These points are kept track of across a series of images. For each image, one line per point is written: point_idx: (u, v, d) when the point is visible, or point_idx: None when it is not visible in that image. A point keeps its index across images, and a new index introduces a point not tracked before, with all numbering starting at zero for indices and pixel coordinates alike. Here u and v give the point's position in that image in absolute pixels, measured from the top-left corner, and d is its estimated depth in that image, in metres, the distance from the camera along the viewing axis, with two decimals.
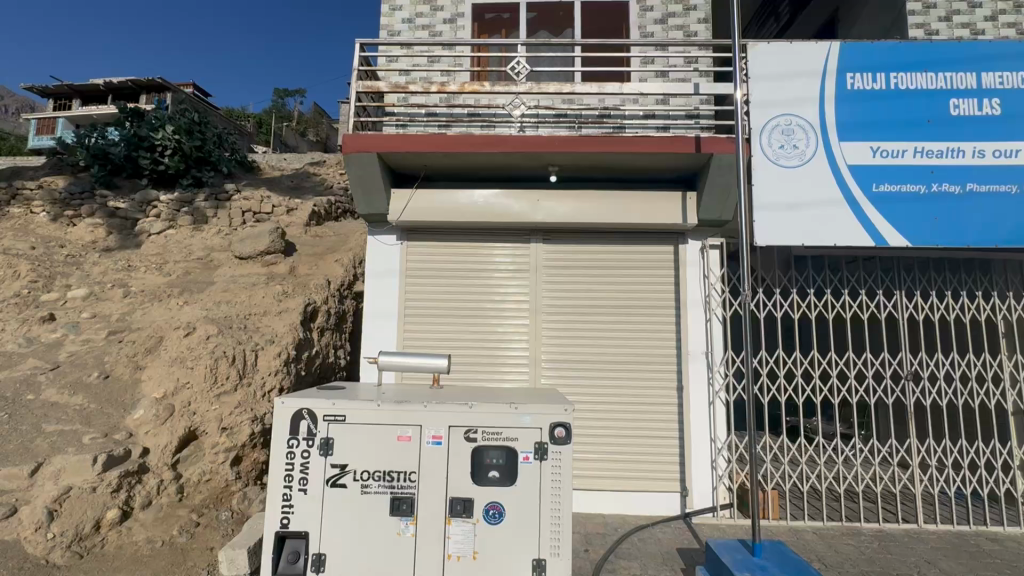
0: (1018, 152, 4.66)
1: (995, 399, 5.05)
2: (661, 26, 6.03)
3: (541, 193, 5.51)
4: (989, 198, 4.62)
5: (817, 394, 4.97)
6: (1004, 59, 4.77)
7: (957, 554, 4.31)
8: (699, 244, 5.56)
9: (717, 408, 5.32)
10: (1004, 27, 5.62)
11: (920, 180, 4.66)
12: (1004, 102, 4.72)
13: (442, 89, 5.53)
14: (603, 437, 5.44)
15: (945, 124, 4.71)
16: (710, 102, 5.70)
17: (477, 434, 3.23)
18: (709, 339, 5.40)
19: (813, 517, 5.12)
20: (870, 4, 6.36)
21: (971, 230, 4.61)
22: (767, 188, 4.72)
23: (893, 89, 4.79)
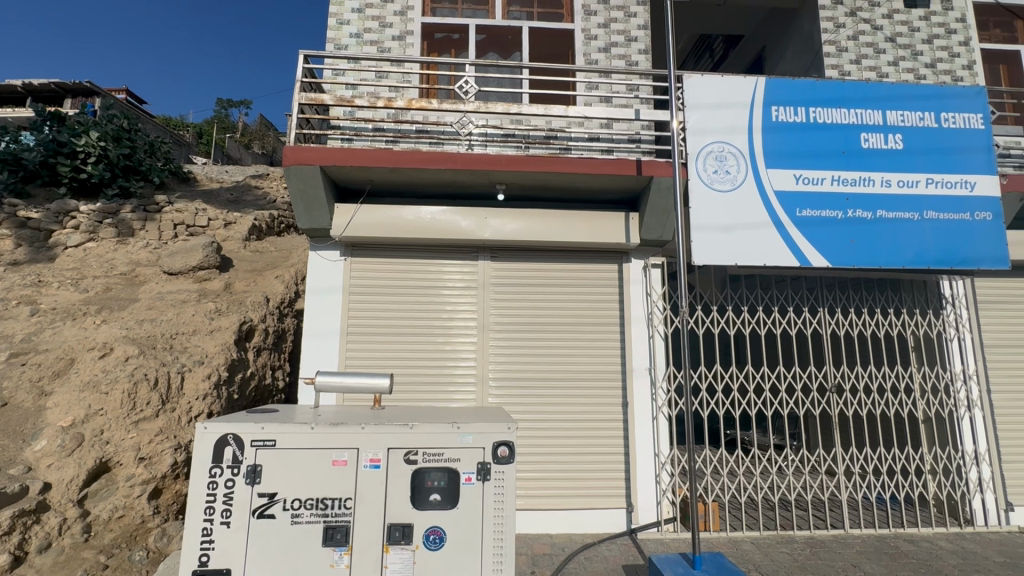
0: (919, 183, 5.17)
1: (908, 408, 5.46)
2: (605, 55, 6.30)
3: (489, 211, 5.54)
4: (896, 223, 5.07)
5: (751, 407, 5.20)
6: (904, 99, 5.32)
7: (879, 557, 4.57)
8: (642, 263, 5.75)
9: (660, 423, 5.45)
10: (903, 72, 6.31)
11: (837, 206, 5.06)
12: (905, 138, 5.25)
13: (389, 105, 5.49)
14: (551, 455, 5.42)
15: (857, 155, 5.16)
16: (651, 128, 5.98)
17: (418, 455, 3.13)
18: (652, 355, 5.56)
19: (751, 527, 5.30)
20: (792, 44, 6.94)
21: (883, 252, 5.02)
22: (704, 210, 4.96)
23: (811, 123, 5.21)
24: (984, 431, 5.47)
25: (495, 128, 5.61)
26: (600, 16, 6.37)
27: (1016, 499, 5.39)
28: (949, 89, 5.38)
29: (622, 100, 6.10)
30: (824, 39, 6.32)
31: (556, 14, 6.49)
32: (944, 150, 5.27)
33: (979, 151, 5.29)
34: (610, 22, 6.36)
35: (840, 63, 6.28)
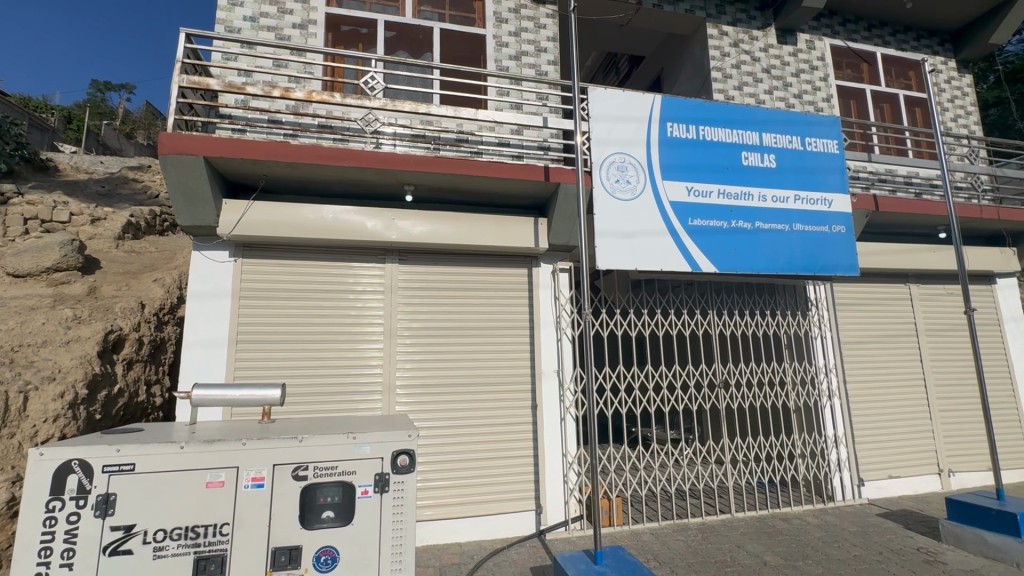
0: (789, 198, 5.82)
1: (783, 400, 6.07)
2: (515, 62, 6.40)
3: (397, 212, 5.35)
4: (771, 233, 5.66)
5: (650, 404, 5.50)
6: (777, 124, 5.97)
7: (759, 536, 5.02)
8: (550, 267, 5.87)
9: (568, 424, 5.59)
10: (777, 100, 7.09)
11: (723, 217, 5.53)
12: (777, 158, 5.89)
13: (286, 95, 5.11)
14: (460, 462, 5.32)
15: (739, 172, 5.69)
16: (559, 137, 6.15)
17: (308, 471, 2.89)
18: (560, 357, 5.69)
19: (650, 518, 5.59)
20: (685, 68, 7.55)
21: (761, 259, 5.57)
22: (607, 217, 5.16)
23: (701, 140, 5.67)
24: (841, 417, 6.25)
25: (403, 127, 5.45)
26: (511, 24, 6.46)
27: (866, 475, 6.21)
28: (812, 117, 6.13)
29: (531, 108, 6.22)
30: (712, 65, 6.94)
31: (467, 18, 6.48)
32: (808, 170, 5.99)
33: (835, 173, 6.08)
34: (520, 31, 6.48)
35: (725, 88, 6.92)
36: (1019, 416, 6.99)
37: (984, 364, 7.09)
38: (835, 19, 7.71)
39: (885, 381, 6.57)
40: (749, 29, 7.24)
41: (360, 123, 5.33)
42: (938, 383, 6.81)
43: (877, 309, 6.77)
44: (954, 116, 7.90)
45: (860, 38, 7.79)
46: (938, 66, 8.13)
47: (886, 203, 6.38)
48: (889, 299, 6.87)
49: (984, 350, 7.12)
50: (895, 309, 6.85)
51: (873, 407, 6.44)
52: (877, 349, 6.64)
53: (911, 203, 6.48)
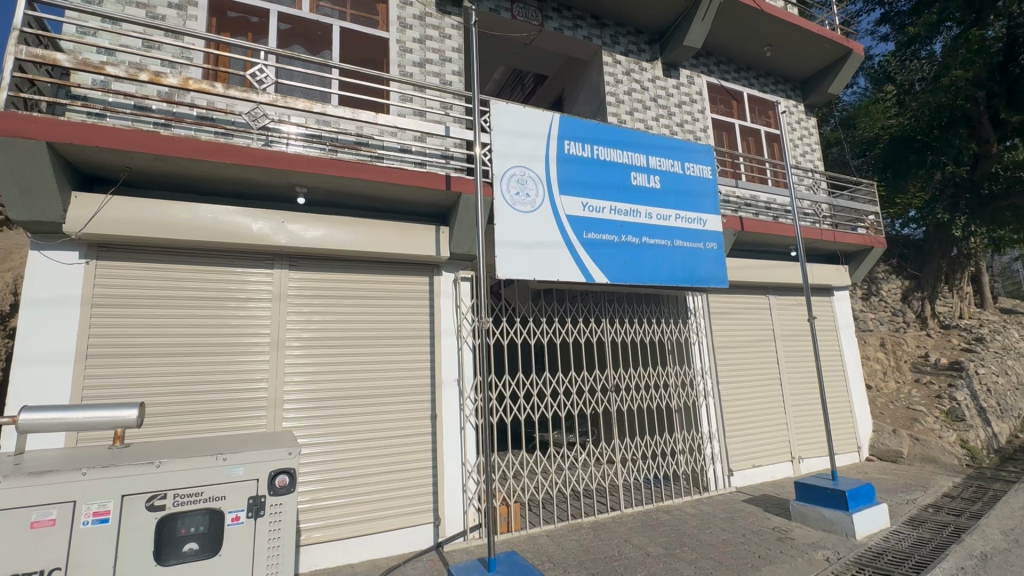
0: (671, 217, 6.39)
1: (666, 401, 6.60)
2: (419, 69, 6.35)
3: (287, 215, 5.02)
4: (655, 248, 6.17)
5: (546, 410, 5.70)
6: (661, 148, 6.55)
7: (644, 529, 5.38)
8: (452, 276, 5.87)
9: (467, 432, 5.60)
10: (662, 128, 7.79)
11: (614, 231, 5.93)
12: (661, 180, 6.46)
13: (156, 80, 4.60)
14: (354, 479, 5.08)
15: (628, 190, 6.15)
16: (462, 147, 6.20)
17: (166, 500, 2.70)
18: (460, 366, 5.69)
19: (546, 521, 5.76)
20: (583, 91, 8.02)
21: (646, 271, 6.04)
22: (507, 228, 5.28)
23: (595, 159, 6.04)
24: (714, 415, 6.94)
25: (296, 126, 5.15)
26: (415, 31, 6.40)
27: (735, 466, 6.94)
28: (691, 145, 6.81)
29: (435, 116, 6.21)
30: (606, 90, 7.44)
31: (370, 19, 6.32)
32: (687, 192, 6.63)
33: (708, 196, 6.80)
34: (425, 39, 6.45)
35: (618, 113, 7.47)
36: (851, 407, 8.28)
37: (826, 364, 8.31)
38: (711, 59, 8.66)
39: (749, 381, 7.43)
40: (639, 61, 7.89)
41: (246, 118, 4.95)
42: (790, 382, 7.84)
43: (743, 318, 7.65)
44: (803, 152, 9.24)
45: (730, 78, 8.84)
46: (791, 109, 9.48)
47: (750, 224, 7.27)
48: (753, 308, 7.80)
49: (825, 352, 8.34)
50: (758, 318, 7.79)
51: (741, 405, 7.24)
52: (744, 353, 7.50)
53: (769, 224, 7.45)
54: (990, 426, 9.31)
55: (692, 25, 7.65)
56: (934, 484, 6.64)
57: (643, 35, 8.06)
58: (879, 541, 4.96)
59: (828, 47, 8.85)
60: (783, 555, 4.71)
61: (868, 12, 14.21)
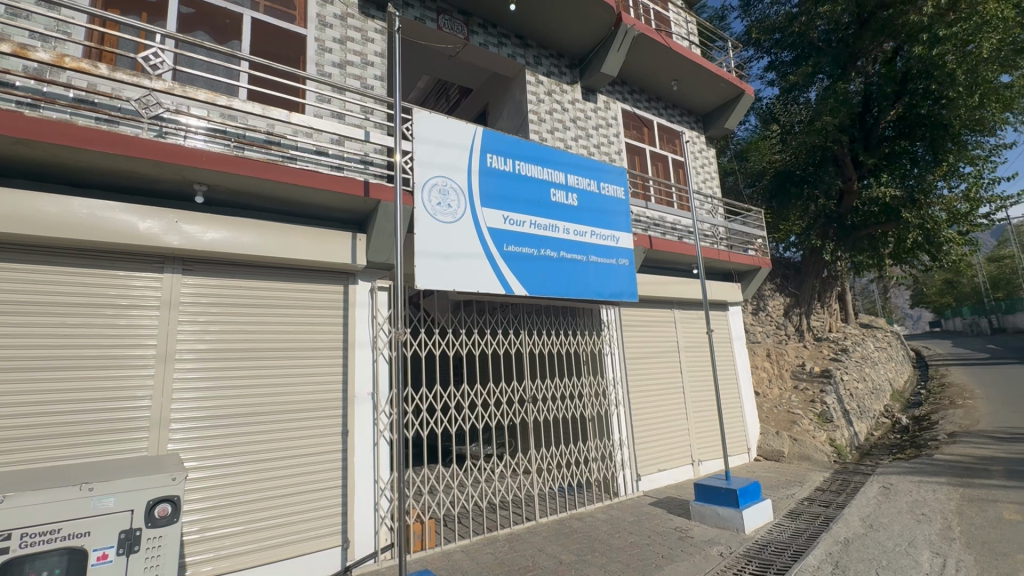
0: (586, 233, 6.69)
1: (580, 410, 6.83)
2: (338, 70, 6.13)
3: (181, 214, 4.57)
4: (571, 263, 6.41)
5: (464, 422, 5.66)
6: (579, 167, 6.85)
7: (558, 538, 5.49)
8: (368, 285, 5.67)
9: (381, 448, 5.39)
10: (581, 148, 8.16)
11: (533, 245, 6.08)
12: (578, 198, 6.74)
13: (22, 54, 4.01)
14: (253, 503, 4.68)
15: (546, 206, 6.35)
16: (382, 153, 6.05)
17: (13, 540, 2.52)
18: (375, 379, 5.48)
19: (461, 536, 5.67)
20: (507, 107, 8.20)
21: (563, 284, 6.24)
22: (427, 238, 5.21)
23: (516, 173, 6.17)
24: (624, 423, 7.29)
25: (196, 118, 4.73)
26: (335, 31, 6.18)
27: (642, 471, 7.32)
28: (606, 166, 7.19)
29: (354, 120, 6.01)
30: (529, 108, 7.67)
31: (286, 14, 6.00)
32: (602, 211, 6.98)
33: (621, 215, 7.20)
34: (346, 40, 6.24)
35: (539, 131, 7.72)
36: (742, 412, 9.11)
37: (721, 372, 9.09)
38: (625, 87, 9.25)
39: (656, 389, 7.92)
40: (560, 82, 8.23)
41: (135, 105, 4.45)
42: (691, 389, 8.47)
43: (651, 330, 8.16)
44: (703, 179, 10.13)
45: (642, 107, 9.50)
46: (694, 139, 10.38)
47: (657, 243, 7.82)
48: (660, 321, 8.35)
49: (721, 362, 9.12)
50: (664, 330, 8.36)
51: (648, 412, 7.68)
52: (651, 363, 7.98)
53: (674, 243, 8.06)
54: (852, 426, 10.68)
55: (609, 55, 8.14)
56: (808, 480, 7.46)
57: (564, 59, 8.43)
58: (764, 533, 5.46)
59: (725, 87, 9.84)
60: (683, 553, 5.03)
61: (758, 59, 15.99)
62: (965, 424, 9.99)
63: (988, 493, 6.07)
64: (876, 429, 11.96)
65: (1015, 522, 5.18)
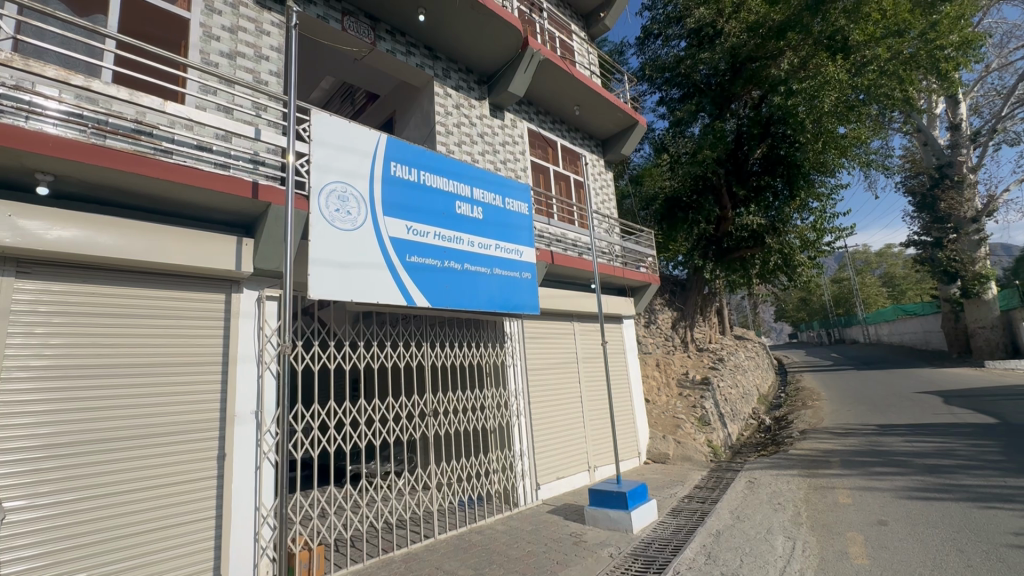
0: (490, 246, 6.79)
1: (482, 423, 6.84)
2: (227, 61, 5.66)
3: (18, 207, 3.89)
4: (475, 275, 6.46)
5: (360, 439, 5.40)
6: (484, 181, 6.95)
7: (456, 553, 5.43)
8: (255, 294, 5.23)
9: (265, 471, 4.95)
10: (487, 162, 8.32)
11: (437, 256, 6.04)
12: (483, 211, 6.84)
13: None
14: (102, 545, 4.05)
15: (451, 218, 6.35)
16: (276, 154, 5.67)
17: None
18: (260, 396, 5.05)
19: (354, 560, 5.37)
20: (414, 117, 8.13)
21: (466, 296, 6.26)
22: (323, 245, 4.94)
23: (421, 184, 6.10)
24: (524, 434, 7.44)
25: (42, 97, 4.08)
26: (225, 18, 5.71)
27: (542, 480, 7.50)
28: (511, 182, 7.39)
29: (244, 116, 5.58)
30: (436, 120, 7.69)
31: None
32: (507, 225, 7.15)
33: (524, 230, 7.42)
34: (237, 29, 5.79)
35: (447, 143, 7.74)
36: (634, 418, 9.75)
37: (616, 381, 9.66)
38: (532, 108, 9.62)
39: (556, 399, 8.20)
40: (468, 97, 8.35)
41: None
42: (588, 398, 8.90)
43: (553, 342, 8.47)
44: (602, 200, 10.81)
45: (547, 128, 9.94)
46: (594, 162, 11.06)
47: (558, 258, 8.18)
48: (560, 333, 8.70)
49: (616, 372, 9.70)
50: (564, 342, 8.71)
51: (548, 422, 7.91)
52: (552, 374, 8.27)
53: (573, 259, 8.48)
54: (726, 427, 11.89)
55: (516, 75, 8.42)
56: (688, 479, 8.17)
57: (473, 75, 8.57)
58: (649, 531, 5.85)
59: (621, 116, 10.64)
60: (576, 557, 5.22)
61: (651, 94, 17.49)
62: (813, 422, 11.58)
63: (828, 482, 7.08)
64: (745, 430, 13.44)
65: (846, 505, 6.09)
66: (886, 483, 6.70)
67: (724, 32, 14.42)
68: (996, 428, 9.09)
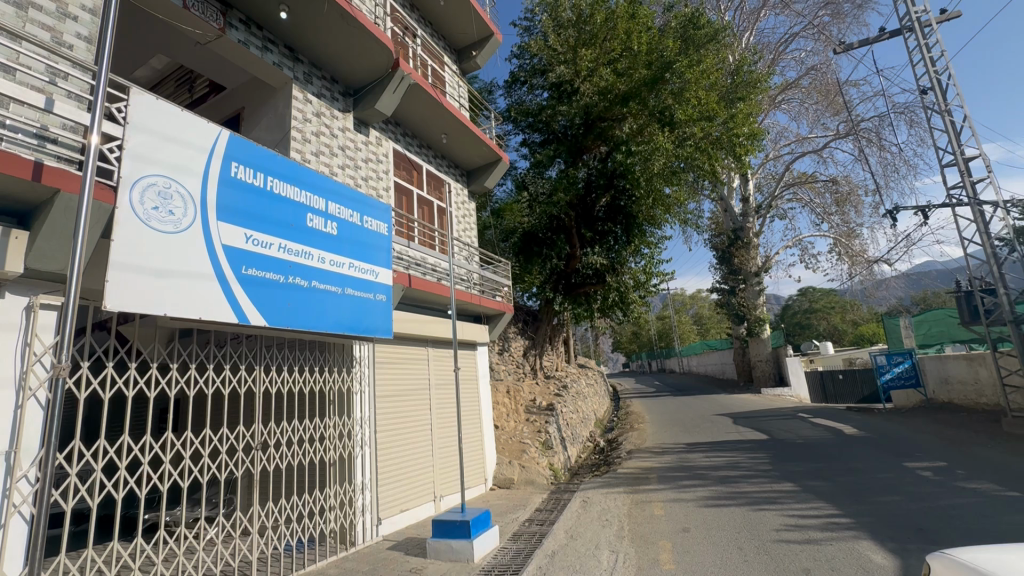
0: (343, 264, 6.41)
1: (319, 456, 6.25)
2: (15, 10, 4.57)
3: None
4: (323, 294, 6.02)
5: (164, 481, 4.49)
6: (341, 197, 6.60)
7: None
8: (24, 302, 4.13)
9: (13, 531, 3.81)
10: (347, 176, 7.95)
11: (280, 271, 5.49)
12: (338, 227, 6.46)
13: None
14: None
15: (300, 231, 5.85)
16: (75, 132, 4.68)
17: None
18: (16, 433, 3.91)
19: None
20: (266, 118, 7.46)
21: (311, 316, 5.78)
22: (131, 248, 4.15)
23: (267, 190, 5.54)
24: (367, 466, 6.99)
25: None
26: None
27: (383, 515, 7.09)
28: (371, 201, 7.14)
29: (32, 80, 4.52)
30: (292, 125, 7.14)
31: None
32: (363, 244, 6.84)
33: (382, 251, 7.18)
34: None
35: (302, 151, 7.23)
36: (483, 445, 9.88)
37: (467, 407, 9.73)
38: (399, 129, 9.53)
39: (405, 428, 7.93)
40: (331, 107, 7.96)
41: None
42: (439, 425, 8.79)
43: (405, 367, 8.24)
44: (464, 228, 11.04)
45: (413, 151, 9.91)
46: (458, 191, 11.30)
47: (415, 281, 8.08)
48: (413, 358, 8.52)
49: (468, 398, 9.79)
50: (417, 367, 8.54)
51: (395, 451, 7.60)
52: (402, 401, 8.00)
53: (431, 284, 8.46)
54: (566, 451, 12.72)
55: (383, 93, 8.27)
56: (530, 502, 8.48)
57: (337, 86, 8.23)
58: (490, 558, 5.88)
59: (486, 150, 11.09)
60: None
61: (515, 134, 18.63)
62: (638, 443, 13.02)
63: (647, 496, 7.98)
64: (583, 452, 14.53)
65: (660, 516, 6.93)
66: (691, 494, 7.78)
67: (579, 91, 16.11)
68: (767, 443, 11.24)
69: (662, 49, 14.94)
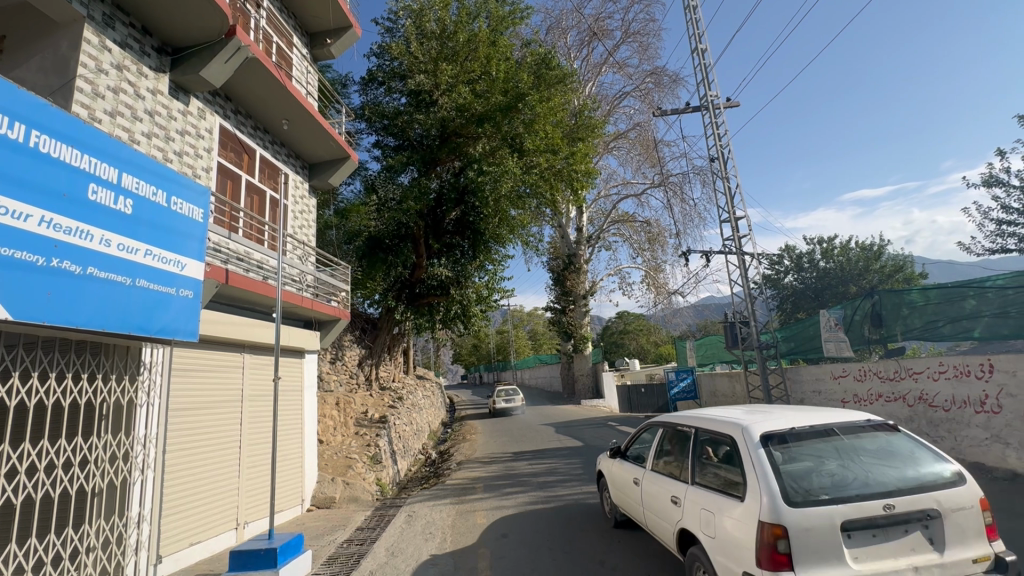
0: (137, 251, 5.34)
1: (81, 483, 5.00)
2: None
3: None
4: (103, 284, 4.90)
5: None
6: (141, 169, 5.52)
7: None
8: None
9: None
10: (153, 147, 6.70)
11: (38, 251, 4.33)
12: (133, 205, 5.37)
13: None
14: None
15: (78, 205, 4.71)
16: None
17: None
18: None
19: None
20: (39, 57, 5.94)
21: (82, 311, 4.66)
22: None
23: (29, 147, 4.35)
24: (149, 494, 5.80)
25: None
26: None
27: (164, 552, 5.95)
28: (183, 179, 6.13)
29: None
30: (79, 72, 5.78)
31: None
32: (167, 229, 5.79)
33: (193, 239, 6.19)
34: None
35: (91, 107, 5.89)
36: (302, 461, 9.05)
37: (286, 421, 8.80)
38: (229, 104, 8.42)
39: (204, 445, 6.81)
40: (139, 62, 6.67)
41: None
42: (249, 442, 7.78)
43: (210, 376, 7.12)
44: (299, 225, 10.16)
45: (245, 132, 8.83)
46: (297, 184, 10.37)
47: (233, 278, 7.12)
48: (222, 366, 7.42)
49: (288, 410, 8.88)
50: (226, 377, 7.44)
51: (188, 474, 6.47)
52: (203, 415, 6.87)
53: (253, 283, 7.55)
54: (395, 464, 12.37)
55: (212, 61, 7.23)
56: (351, 521, 8.01)
57: (150, 39, 6.94)
58: None
59: (333, 145, 10.41)
60: None
61: (368, 135, 17.96)
62: (467, 454, 13.30)
63: (472, 506, 8.19)
64: (413, 464, 14.33)
65: (482, 524, 7.15)
66: (512, 501, 8.22)
67: (437, 103, 16.23)
68: (582, 449, 12.48)
69: (517, 80, 15.96)
